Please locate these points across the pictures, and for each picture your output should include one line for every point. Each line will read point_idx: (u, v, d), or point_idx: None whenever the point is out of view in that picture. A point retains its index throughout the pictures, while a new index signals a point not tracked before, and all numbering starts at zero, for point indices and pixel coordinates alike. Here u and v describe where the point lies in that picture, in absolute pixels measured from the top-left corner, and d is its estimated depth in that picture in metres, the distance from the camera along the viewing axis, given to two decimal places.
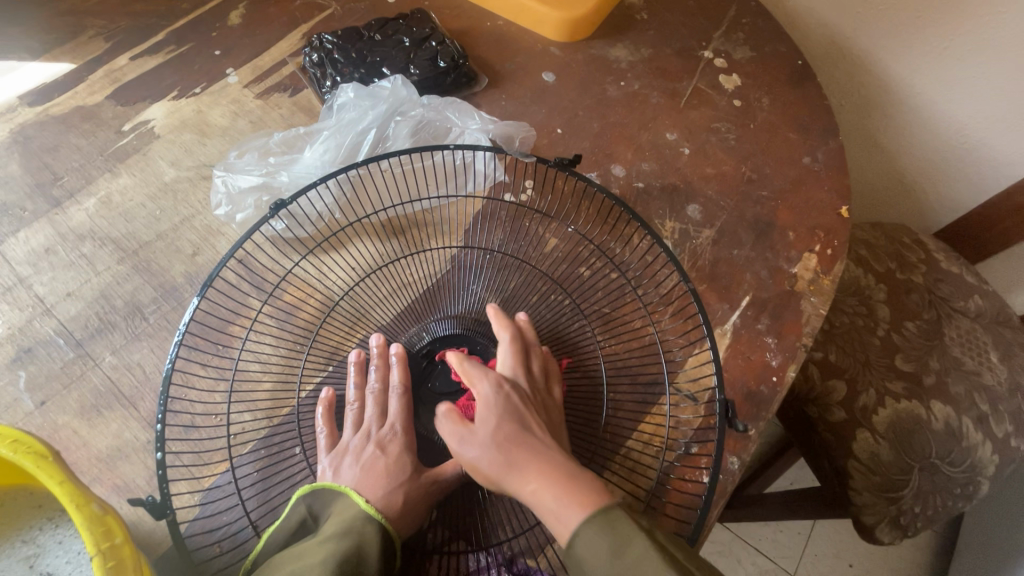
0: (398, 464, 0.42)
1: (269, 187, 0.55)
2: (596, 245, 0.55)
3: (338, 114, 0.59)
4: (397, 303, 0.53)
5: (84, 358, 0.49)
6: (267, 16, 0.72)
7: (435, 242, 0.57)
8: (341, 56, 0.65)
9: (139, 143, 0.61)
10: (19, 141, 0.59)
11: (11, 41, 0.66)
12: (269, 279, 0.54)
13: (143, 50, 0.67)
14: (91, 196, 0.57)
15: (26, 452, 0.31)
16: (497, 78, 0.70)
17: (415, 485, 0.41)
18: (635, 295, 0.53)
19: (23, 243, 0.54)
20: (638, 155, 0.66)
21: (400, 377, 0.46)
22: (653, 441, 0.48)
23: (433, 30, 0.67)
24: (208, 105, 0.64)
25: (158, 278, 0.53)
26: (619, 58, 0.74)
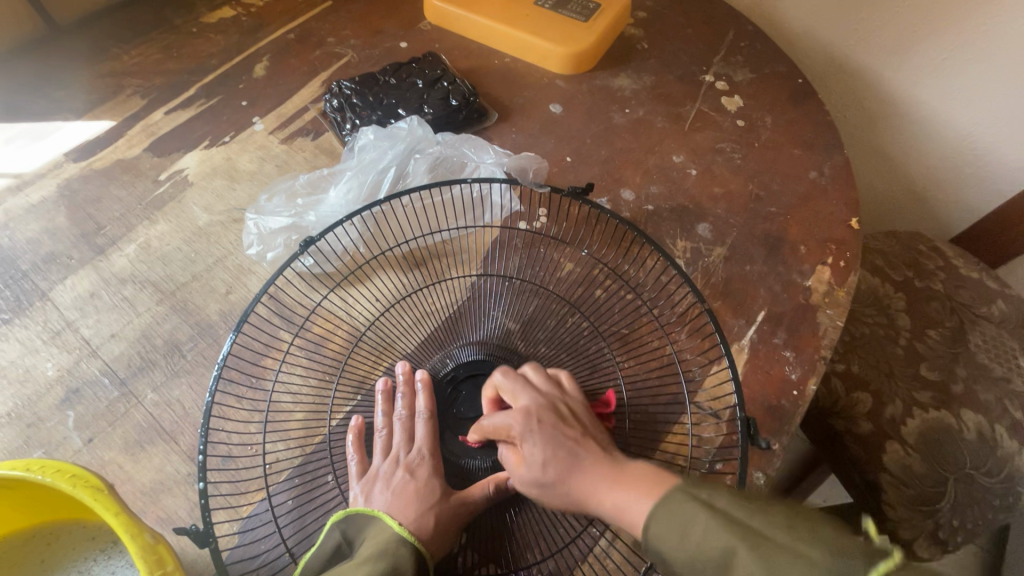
0: (426, 485, 0.44)
1: (298, 227, 0.58)
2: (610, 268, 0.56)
3: (359, 154, 0.61)
4: (420, 331, 0.55)
5: (128, 396, 0.51)
6: (289, 67, 0.77)
7: (454, 272, 0.60)
8: (359, 100, 0.69)
9: (174, 191, 0.65)
10: (65, 194, 0.64)
11: (58, 103, 0.71)
12: (299, 313, 0.56)
13: (176, 105, 0.72)
14: (131, 243, 0.60)
15: (85, 486, 0.34)
16: (507, 111, 0.74)
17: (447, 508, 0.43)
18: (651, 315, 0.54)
19: (69, 288, 0.57)
20: (646, 179, 0.68)
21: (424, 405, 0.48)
22: (676, 459, 0.49)
23: (444, 72, 0.72)
24: (237, 152, 0.68)
25: (195, 317, 0.56)
26: (623, 87, 0.77)
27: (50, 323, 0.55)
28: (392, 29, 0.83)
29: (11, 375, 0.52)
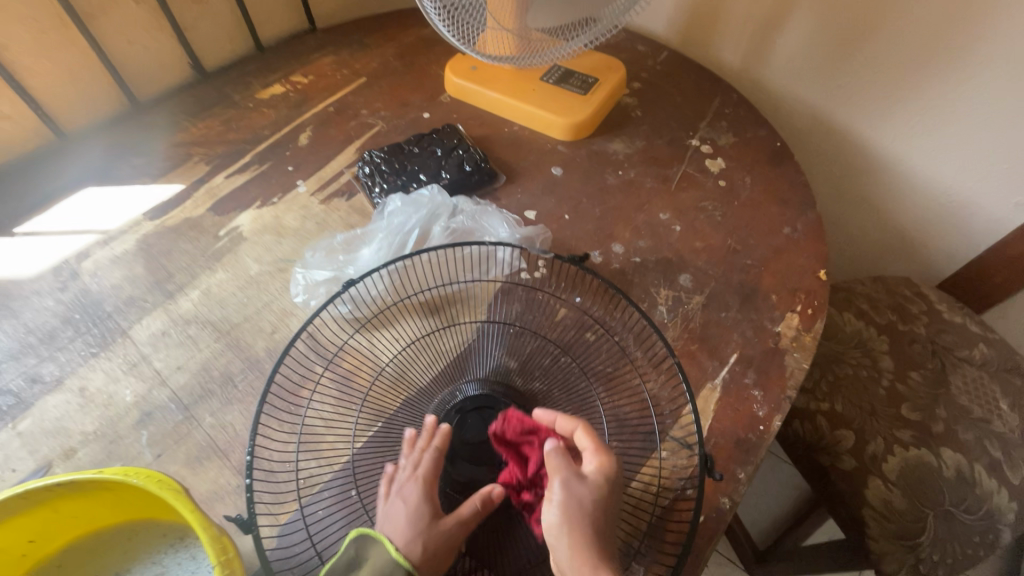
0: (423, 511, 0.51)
1: (337, 280, 0.69)
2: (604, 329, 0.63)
3: (388, 218, 0.72)
4: (434, 368, 0.65)
5: (190, 419, 0.62)
6: (328, 136, 0.90)
7: (464, 316, 0.69)
8: (387, 167, 0.81)
9: (231, 245, 0.77)
10: (142, 247, 0.76)
11: (139, 169, 0.85)
12: (331, 351, 0.66)
13: (234, 170, 0.85)
14: (196, 289, 0.72)
15: (168, 488, 0.43)
16: (514, 174, 0.84)
17: (436, 529, 0.50)
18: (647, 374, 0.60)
19: (145, 327, 0.69)
20: (635, 234, 0.77)
21: (440, 446, 0.55)
22: (650, 484, 0.56)
23: (460, 141, 0.84)
24: (284, 211, 0.80)
25: (245, 353, 0.66)
26: (617, 150, 0.88)
27: (129, 357, 0.66)
28: (417, 101, 0.96)
29: (97, 400, 0.63)
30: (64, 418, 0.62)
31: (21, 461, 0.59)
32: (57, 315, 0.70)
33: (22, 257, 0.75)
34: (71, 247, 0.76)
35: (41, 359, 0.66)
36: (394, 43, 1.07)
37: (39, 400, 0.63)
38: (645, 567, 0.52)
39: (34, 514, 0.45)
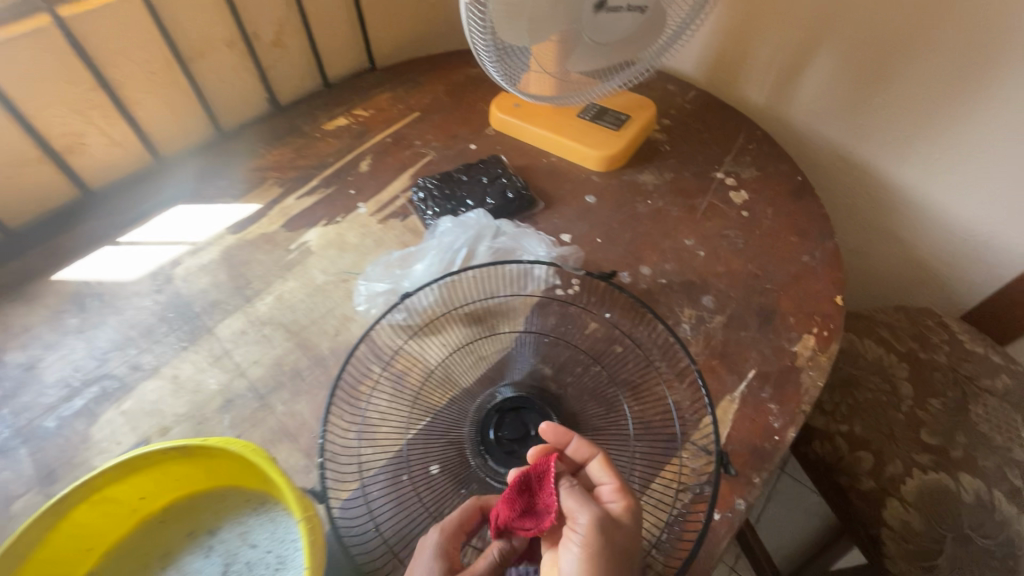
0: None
1: (394, 291, 0.78)
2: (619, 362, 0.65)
3: (439, 237, 0.81)
4: (477, 372, 0.73)
5: (264, 406, 0.71)
6: (386, 164, 1.01)
7: (504, 326, 0.77)
8: (438, 193, 0.91)
9: (300, 257, 0.87)
10: (225, 257, 0.87)
11: (223, 190, 0.97)
12: (387, 353, 0.74)
13: (304, 192, 0.97)
14: (270, 294, 0.82)
15: (262, 456, 0.51)
16: (551, 201, 0.93)
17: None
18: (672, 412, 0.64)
19: (228, 326, 0.79)
20: (661, 258, 0.84)
21: (466, 521, 0.55)
22: (671, 483, 0.62)
23: (502, 171, 0.93)
24: (346, 229, 0.91)
25: (311, 352, 0.75)
26: (647, 181, 0.95)
27: (213, 351, 0.76)
28: (464, 134, 1.06)
29: (187, 386, 0.73)
30: (158, 401, 0.72)
31: (124, 436, 0.69)
32: (153, 313, 0.81)
33: (125, 263, 0.87)
34: (165, 255, 0.88)
35: (141, 350, 0.77)
36: (444, 81, 1.18)
37: (138, 384, 0.73)
38: (666, 555, 0.57)
39: (149, 474, 0.54)
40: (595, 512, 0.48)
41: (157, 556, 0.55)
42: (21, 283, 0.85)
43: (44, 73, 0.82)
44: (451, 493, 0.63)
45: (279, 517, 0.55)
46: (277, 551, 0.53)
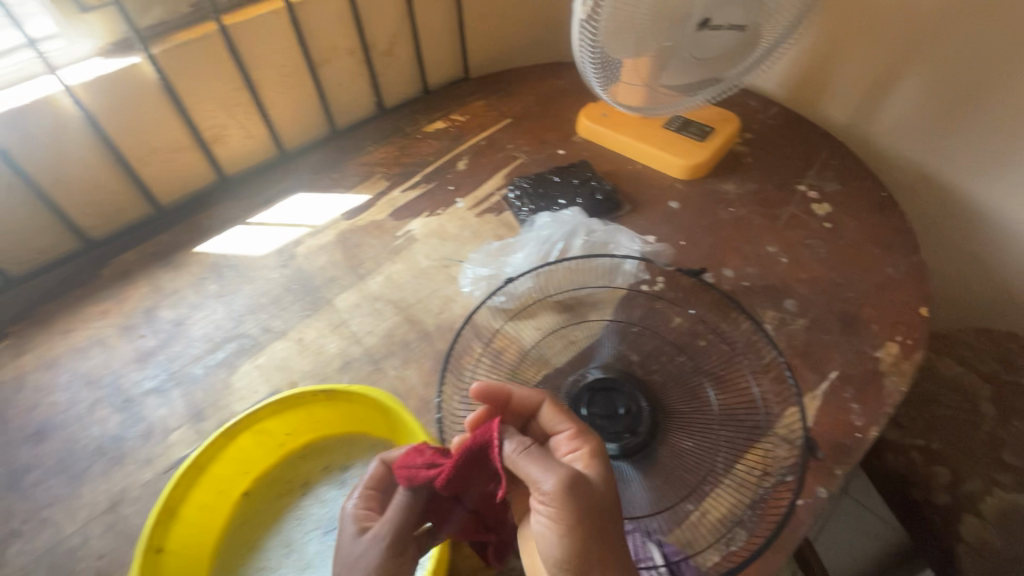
0: (386, 540, 0.48)
1: (495, 277, 0.86)
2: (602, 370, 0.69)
3: (536, 230, 0.89)
4: (568, 353, 0.79)
5: (378, 370, 0.79)
6: (481, 164, 1.10)
7: (593, 315, 0.83)
8: (533, 191, 0.99)
9: (406, 243, 0.96)
10: (341, 239, 0.98)
11: (337, 181, 1.09)
12: (486, 331, 0.82)
13: (408, 187, 1.07)
14: (381, 274, 0.92)
15: (396, 405, 0.59)
16: (637, 204, 0.99)
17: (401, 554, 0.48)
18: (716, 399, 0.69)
19: (345, 299, 0.89)
20: (744, 262, 0.88)
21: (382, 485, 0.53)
22: (755, 468, 0.65)
23: (592, 175, 1.00)
24: (447, 220, 0.99)
25: (418, 327, 0.84)
26: (729, 191, 1.00)
27: (332, 319, 0.86)
28: (553, 140, 1.14)
29: (311, 347, 0.83)
30: (287, 359, 0.82)
31: (259, 386, 0.79)
32: (280, 284, 0.92)
33: (255, 240, 0.99)
34: (289, 235, 0.99)
35: (271, 315, 0.87)
36: (534, 92, 1.27)
37: (269, 343, 0.84)
38: (750, 531, 0.61)
39: (299, 411, 0.63)
40: (562, 466, 0.47)
41: (296, 483, 0.64)
42: (169, 252, 0.98)
43: (205, 72, 0.95)
44: None
45: None
46: None
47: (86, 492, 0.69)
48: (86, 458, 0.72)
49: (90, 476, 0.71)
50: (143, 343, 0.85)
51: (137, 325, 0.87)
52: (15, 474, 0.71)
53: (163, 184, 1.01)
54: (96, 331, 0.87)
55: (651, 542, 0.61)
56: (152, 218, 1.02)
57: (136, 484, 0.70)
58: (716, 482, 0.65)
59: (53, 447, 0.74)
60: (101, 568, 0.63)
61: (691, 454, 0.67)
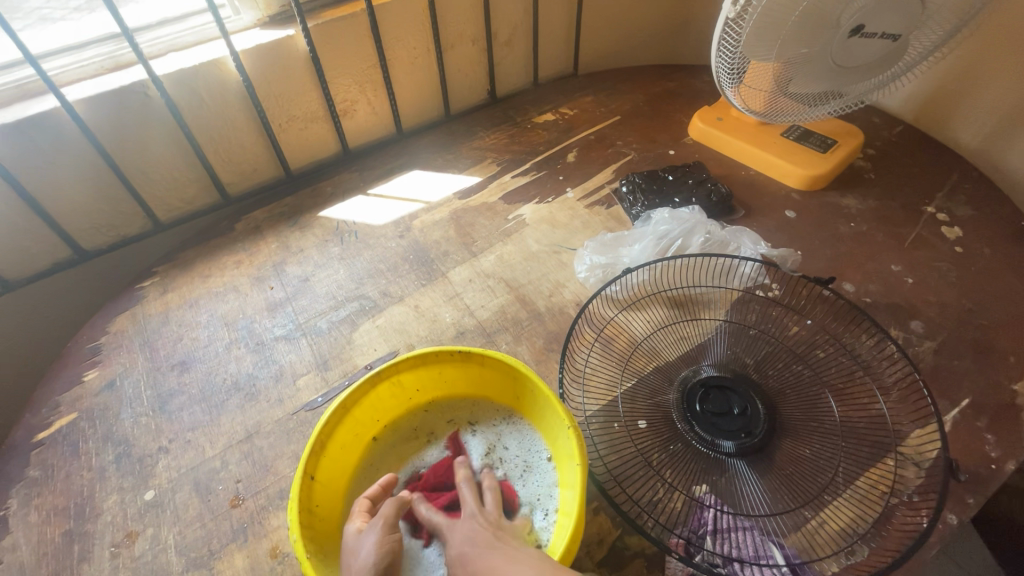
0: (381, 525, 0.52)
1: (610, 266, 0.88)
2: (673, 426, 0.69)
3: (653, 225, 0.90)
4: (681, 347, 0.79)
5: (491, 342, 0.82)
6: (591, 157, 1.12)
7: (706, 314, 0.83)
8: (646, 187, 0.99)
9: (517, 227, 0.99)
10: (454, 217, 1.02)
11: (451, 162, 1.13)
12: (598, 319, 0.83)
13: (518, 173, 1.10)
14: (493, 253, 0.95)
15: (530, 372, 0.62)
16: (751, 210, 0.98)
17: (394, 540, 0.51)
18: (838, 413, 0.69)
19: (458, 273, 0.92)
20: (866, 277, 0.86)
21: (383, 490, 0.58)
22: (879, 483, 0.64)
23: (708, 177, 1.00)
24: (557, 209, 1.02)
25: (530, 307, 0.86)
26: (850, 206, 0.97)
27: (447, 291, 0.90)
28: (664, 140, 1.14)
29: (427, 315, 0.86)
30: (404, 323, 0.86)
31: (378, 345, 0.83)
32: (398, 253, 0.96)
33: (374, 210, 1.04)
34: (405, 209, 1.04)
35: (388, 281, 0.92)
36: (643, 91, 1.28)
37: (387, 307, 0.88)
38: (876, 545, 0.59)
39: (433, 368, 0.67)
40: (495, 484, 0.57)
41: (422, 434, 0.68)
42: (295, 213, 1.04)
43: (348, 49, 1.01)
44: (659, 446, 0.68)
45: (526, 430, 0.66)
46: (526, 457, 0.64)
47: (224, 421, 0.75)
48: (223, 391, 0.79)
49: (227, 408, 0.77)
50: (273, 294, 0.91)
51: (267, 277, 0.94)
52: (163, 398, 0.78)
53: (295, 150, 1.08)
54: (231, 278, 0.94)
55: (768, 541, 0.61)
56: (281, 181, 1.10)
57: (268, 420, 0.75)
58: (837, 492, 0.64)
59: (195, 378, 0.80)
60: (239, 491, 0.68)
61: (812, 461, 0.66)
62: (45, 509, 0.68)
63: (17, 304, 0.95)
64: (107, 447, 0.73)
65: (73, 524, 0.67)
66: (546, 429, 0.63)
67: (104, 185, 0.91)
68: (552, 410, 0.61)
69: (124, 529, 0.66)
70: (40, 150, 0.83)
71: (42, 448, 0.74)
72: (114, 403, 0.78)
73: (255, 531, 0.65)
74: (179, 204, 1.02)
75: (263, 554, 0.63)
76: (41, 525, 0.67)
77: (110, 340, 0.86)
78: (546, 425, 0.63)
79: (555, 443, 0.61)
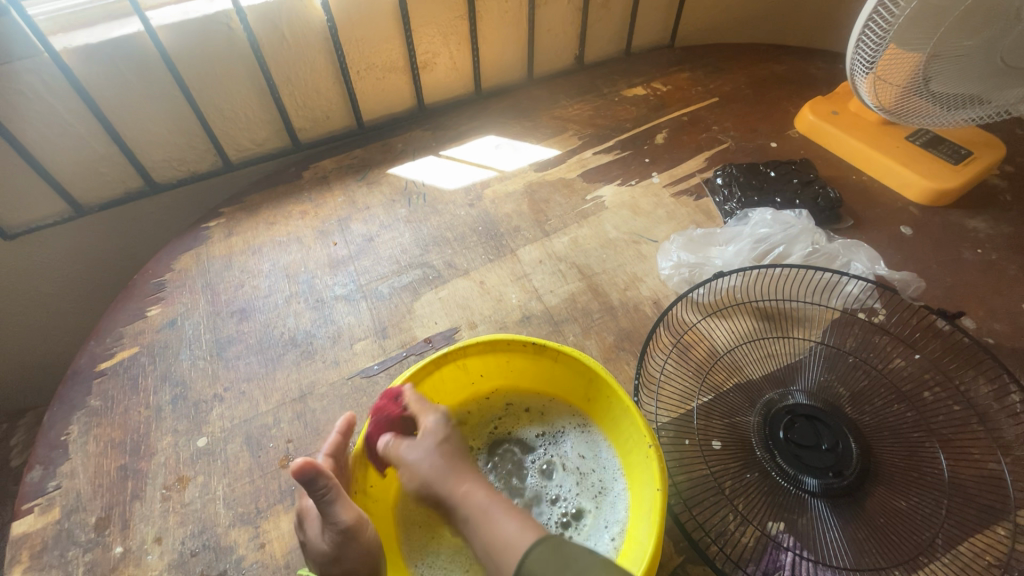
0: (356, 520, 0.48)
1: (698, 265, 0.80)
2: (744, 454, 0.63)
3: (752, 228, 0.81)
4: (767, 365, 0.72)
5: (558, 331, 0.77)
6: (682, 141, 1.02)
7: (798, 332, 0.75)
8: (744, 181, 0.90)
9: (595, 209, 0.92)
10: (528, 190, 0.96)
11: (529, 130, 1.06)
12: (677, 324, 0.77)
13: (600, 149, 1.02)
14: (566, 235, 0.89)
15: (611, 379, 0.56)
16: (860, 221, 0.87)
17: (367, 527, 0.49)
18: (943, 468, 0.61)
19: (528, 252, 0.87)
20: (990, 315, 0.75)
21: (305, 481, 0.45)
22: (986, 555, 0.56)
23: (816, 178, 0.89)
24: (639, 194, 0.94)
25: (602, 298, 0.80)
26: (978, 229, 0.86)
27: (515, 270, 0.84)
28: (766, 130, 1.03)
29: (492, 293, 0.82)
30: (468, 298, 0.81)
31: (439, 318, 0.79)
32: (466, 223, 0.91)
33: (445, 173, 0.99)
34: (478, 176, 0.98)
35: (454, 251, 0.87)
36: (747, 73, 1.16)
37: (451, 279, 0.84)
38: None
39: (502, 356, 0.63)
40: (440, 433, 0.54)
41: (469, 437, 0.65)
42: (364, 167, 1.00)
43: None
44: (734, 472, 0.62)
45: (594, 439, 0.62)
46: (595, 471, 0.60)
47: (279, 376, 0.74)
48: (280, 345, 0.77)
49: (283, 363, 0.75)
50: (336, 250, 0.88)
51: (331, 231, 0.90)
52: (221, 343, 0.77)
53: (370, 100, 1.03)
54: (295, 229, 0.91)
55: None
56: (352, 132, 1.05)
57: (324, 381, 0.73)
58: (935, 555, 0.56)
59: (254, 327, 0.79)
60: (289, 452, 0.67)
61: (909, 516, 0.59)
62: (103, 441, 0.68)
63: (89, 229, 0.96)
64: (164, 387, 0.73)
65: (128, 460, 0.67)
66: (619, 443, 0.58)
67: (179, 118, 0.89)
68: (630, 423, 0.55)
69: (176, 473, 0.66)
70: (122, 75, 0.81)
71: (104, 378, 0.74)
72: (174, 341, 0.78)
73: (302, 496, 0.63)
74: (250, 145, 0.99)
75: None
76: (98, 456, 0.67)
77: (175, 277, 0.85)
78: (619, 438, 0.58)
79: (629, 460, 0.57)
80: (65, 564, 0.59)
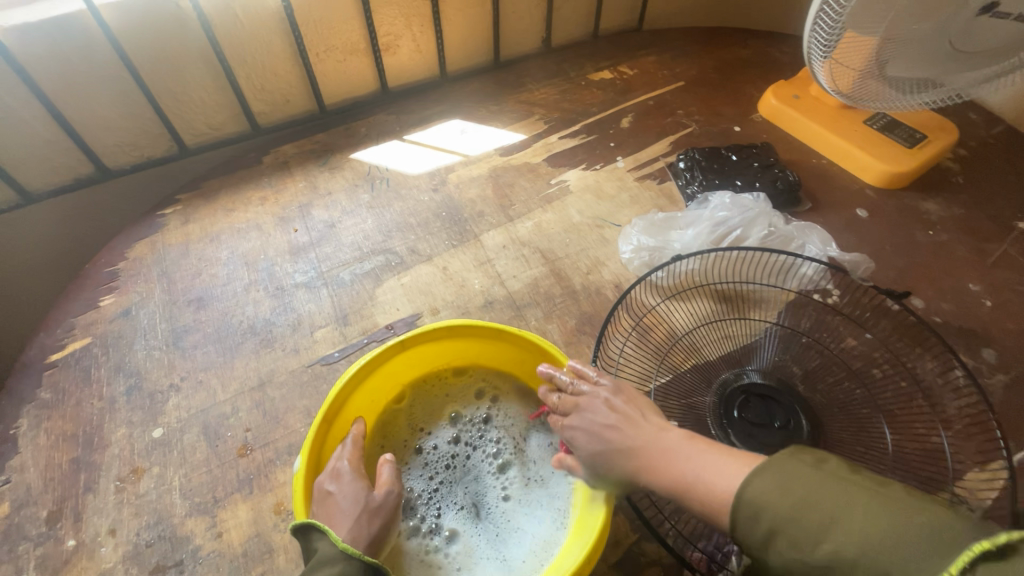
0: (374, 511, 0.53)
1: (658, 248, 0.81)
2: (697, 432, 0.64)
3: (711, 211, 0.82)
4: (724, 346, 0.73)
5: (520, 316, 0.77)
6: (647, 125, 1.02)
7: (756, 314, 0.77)
8: (706, 164, 0.91)
9: (559, 194, 0.92)
10: (493, 175, 0.95)
11: (495, 114, 1.05)
12: (637, 307, 0.78)
13: (566, 133, 1.01)
14: (530, 220, 0.88)
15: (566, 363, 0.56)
16: (818, 204, 0.89)
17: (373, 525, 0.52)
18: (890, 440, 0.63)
19: (493, 237, 0.86)
20: (938, 294, 0.78)
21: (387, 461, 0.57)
22: None
23: (776, 161, 0.90)
24: (604, 179, 0.94)
25: (565, 282, 0.80)
26: (931, 211, 0.88)
27: (478, 256, 0.84)
28: (730, 114, 1.04)
29: (454, 279, 0.81)
30: (430, 285, 0.81)
31: (402, 304, 0.79)
32: (430, 208, 0.90)
33: (410, 158, 0.98)
34: (442, 161, 0.97)
35: (417, 237, 0.87)
36: (712, 57, 1.16)
37: (414, 265, 0.83)
38: None
39: (461, 340, 0.63)
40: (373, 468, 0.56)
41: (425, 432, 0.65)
42: (326, 152, 0.98)
43: None
44: None
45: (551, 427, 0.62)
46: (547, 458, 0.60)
47: (238, 365, 0.73)
48: (239, 333, 0.76)
49: (242, 351, 0.74)
50: (297, 237, 0.87)
51: (292, 218, 0.89)
52: (177, 334, 0.76)
53: (331, 83, 1.00)
54: (255, 215, 0.89)
55: None
56: (314, 115, 1.03)
57: (282, 369, 0.72)
58: None
59: (211, 316, 0.78)
60: (247, 440, 0.66)
61: None
62: (54, 434, 0.67)
63: (40, 219, 0.93)
64: (118, 378, 0.72)
65: (80, 452, 0.66)
66: None
67: (129, 100, 0.86)
68: None
69: (131, 464, 0.65)
70: (64, 55, 0.77)
71: (55, 370, 0.72)
72: (128, 331, 0.76)
73: (261, 484, 0.63)
74: (205, 129, 0.96)
75: (266, 510, 0.61)
76: (49, 449, 0.66)
77: (129, 266, 0.83)
78: None
79: None
80: (15, 559, 0.58)
